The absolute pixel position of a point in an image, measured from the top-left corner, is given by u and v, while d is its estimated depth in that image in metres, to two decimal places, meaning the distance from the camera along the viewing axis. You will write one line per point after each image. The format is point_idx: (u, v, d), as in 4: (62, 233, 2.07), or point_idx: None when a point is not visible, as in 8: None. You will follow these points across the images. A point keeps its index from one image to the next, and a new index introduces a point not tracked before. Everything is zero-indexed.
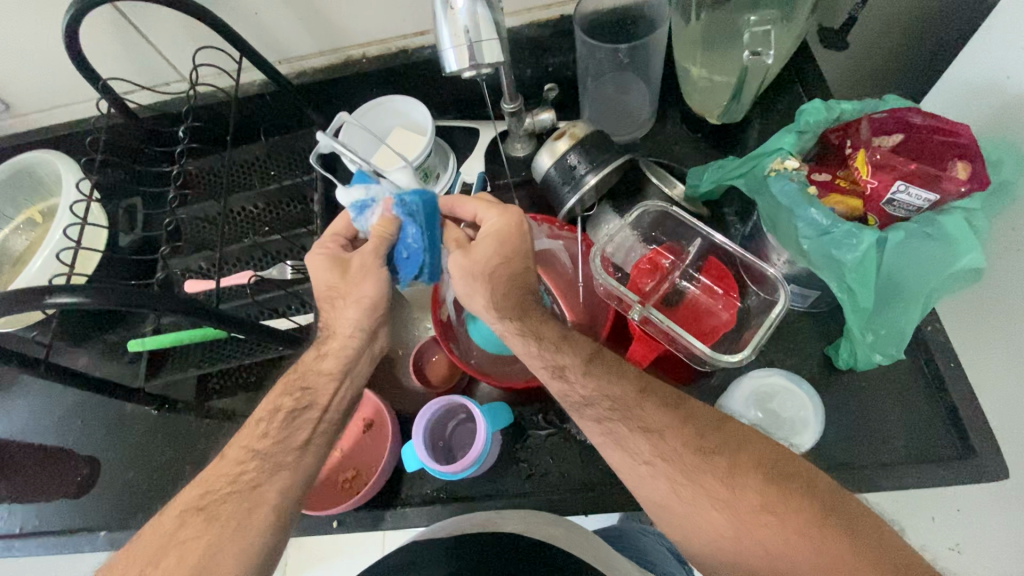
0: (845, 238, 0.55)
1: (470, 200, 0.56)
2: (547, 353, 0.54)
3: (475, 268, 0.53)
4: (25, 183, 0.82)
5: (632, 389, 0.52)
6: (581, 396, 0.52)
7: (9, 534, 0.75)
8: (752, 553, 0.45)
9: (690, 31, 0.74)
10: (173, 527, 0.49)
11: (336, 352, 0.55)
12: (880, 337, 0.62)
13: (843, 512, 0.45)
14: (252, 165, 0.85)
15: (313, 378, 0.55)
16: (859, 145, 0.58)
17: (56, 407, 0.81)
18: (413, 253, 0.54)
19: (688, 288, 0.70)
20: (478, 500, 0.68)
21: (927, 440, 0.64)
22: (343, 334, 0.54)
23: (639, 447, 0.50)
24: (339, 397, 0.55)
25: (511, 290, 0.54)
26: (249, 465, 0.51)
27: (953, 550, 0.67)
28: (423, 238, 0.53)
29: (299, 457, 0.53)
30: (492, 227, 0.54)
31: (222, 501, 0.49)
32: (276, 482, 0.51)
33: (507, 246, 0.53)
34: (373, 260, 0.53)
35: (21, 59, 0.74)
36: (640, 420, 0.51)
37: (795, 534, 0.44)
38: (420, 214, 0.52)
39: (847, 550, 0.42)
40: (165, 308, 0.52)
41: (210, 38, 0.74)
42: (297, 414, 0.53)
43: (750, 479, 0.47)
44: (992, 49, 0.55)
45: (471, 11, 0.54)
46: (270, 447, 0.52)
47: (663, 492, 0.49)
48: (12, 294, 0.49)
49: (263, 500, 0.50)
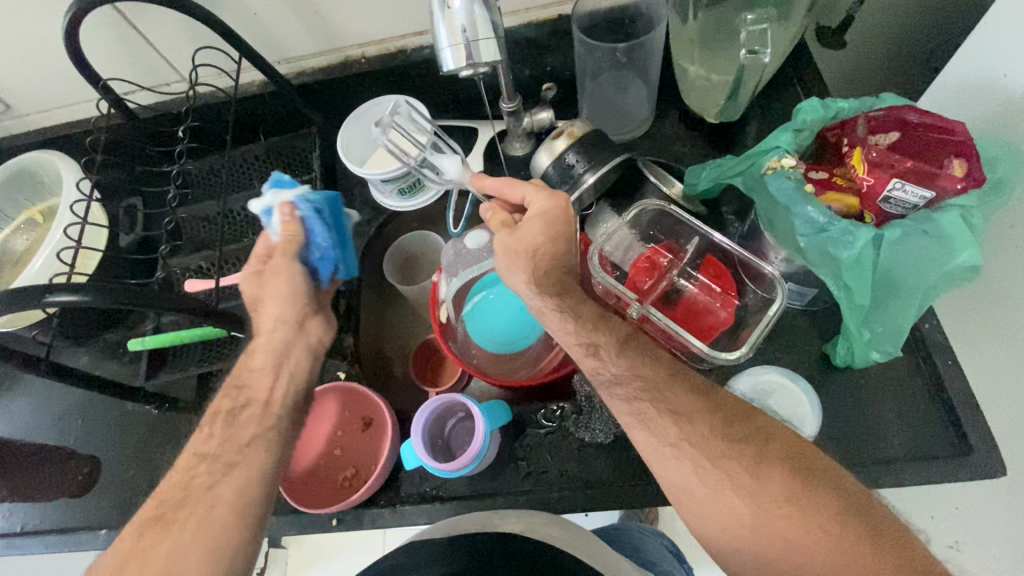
0: (841, 236, 0.56)
1: (522, 183, 0.55)
2: (583, 330, 0.54)
3: (519, 247, 0.54)
4: (26, 184, 0.82)
5: (664, 371, 0.53)
6: (614, 372, 0.53)
7: (9, 532, 0.75)
8: (770, 544, 0.45)
9: (688, 30, 0.74)
10: (131, 542, 0.48)
11: (263, 348, 0.53)
12: (877, 334, 0.62)
13: (868, 513, 0.45)
14: (251, 164, 0.84)
15: (247, 377, 0.54)
16: (856, 142, 0.59)
17: (57, 407, 0.82)
18: (325, 252, 0.53)
19: (686, 286, 0.70)
20: (476, 498, 0.68)
21: (920, 434, 0.64)
22: (267, 330, 0.53)
23: (665, 428, 0.50)
24: (279, 387, 0.53)
25: (553, 269, 0.56)
26: (199, 469, 0.50)
27: (952, 548, 0.67)
28: (331, 235, 0.53)
29: (249, 456, 0.51)
30: (539, 209, 0.54)
31: (178, 508, 0.48)
32: (230, 480, 0.49)
33: (554, 227, 0.54)
34: (282, 263, 0.51)
35: (22, 60, 0.75)
36: (669, 402, 0.51)
37: (818, 531, 0.44)
38: (327, 212, 0.52)
39: (866, 547, 0.43)
40: (165, 307, 0.53)
41: (209, 38, 0.75)
42: (236, 413, 0.52)
43: (775, 469, 0.47)
44: (990, 47, 0.55)
45: (468, 11, 0.55)
46: (217, 448, 0.51)
47: (684, 474, 0.49)
48: (12, 293, 0.49)
49: (219, 501, 0.49)
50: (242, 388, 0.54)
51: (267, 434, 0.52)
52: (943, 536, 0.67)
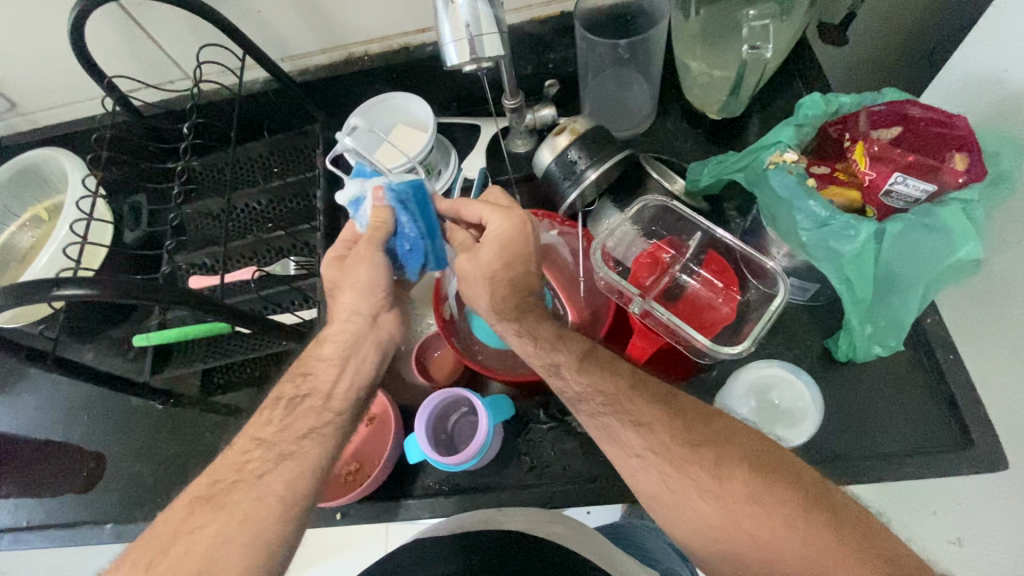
0: (843, 230, 0.56)
1: (478, 202, 0.53)
2: (543, 351, 0.55)
3: (476, 272, 0.53)
4: (32, 181, 0.83)
5: (625, 383, 0.53)
6: (576, 391, 0.53)
7: (15, 527, 0.76)
8: (739, 541, 0.46)
9: (690, 26, 0.75)
10: (181, 518, 0.48)
11: (334, 338, 0.54)
12: (878, 328, 0.63)
13: (831, 505, 0.45)
14: (256, 161, 0.85)
15: (314, 365, 0.55)
16: (858, 137, 0.59)
17: (62, 403, 0.82)
18: (413, 242, 0.53)
19: (688, 282, 0.70)
20: (479, 493, 0.69)
21: (926, 430, 0.64)
22: (340, 319, 0.55)
23: (631, 440, 0.50)
24: (343, 381, 0.54)
25: (513, 294, 0.54)
26: (254, 454, 0.51)
27: (953, 545, 0.66)
28: (418, 224, 0.52)
29: (303, 447, 0.51)
30: (496, 231, 0.52)
31: (230, 491, 0.49)
32: (281, 472, 0.49)
33: (511, 251, 0.52)
34: (367, 248, 0.52)
35: (28, 57, 0.75)
36: (631, 413, 0.51)
37: (783, 524, 0.44)
38: (414, 202, 0.52)
39: (832, 540, 0.43)
40: (171, 301, 0.53)
41: (214, 36, 0.75)
42: (297, 402, 0.53)
43: (737, 469, 0.47)
44: (991, 43, 0.55)
45: (473, 7, 0.55)
46: (276, 434, 0.51)
47: (651, 482, 0.49)
48: (20, 286, 0.50)
49: (270, 491, 0.49)
50: (307, 376, 0.54)
51: (325, 429, 0.52)
52: (944, 532, 0.67)
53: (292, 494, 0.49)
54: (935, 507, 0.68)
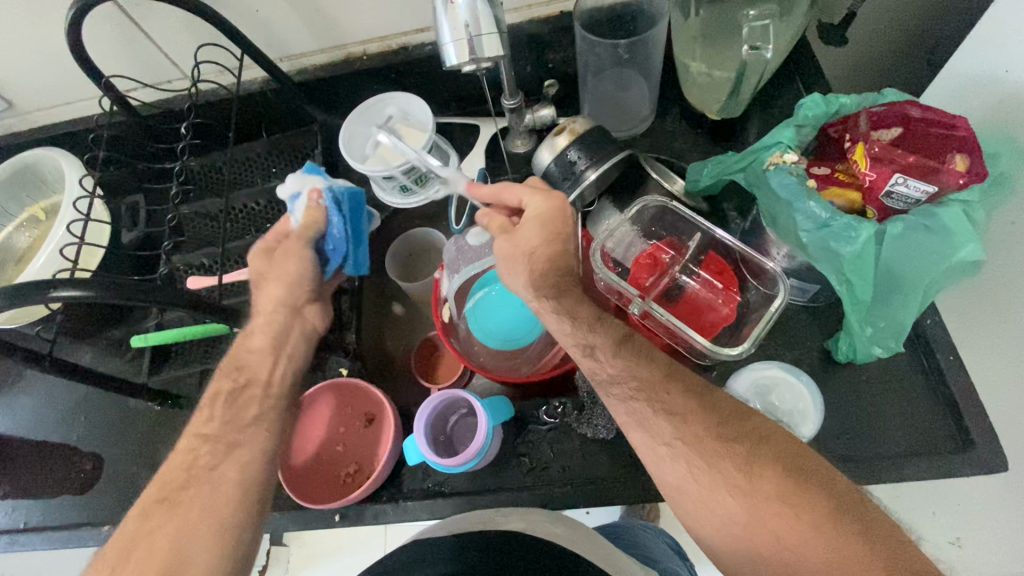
0: (844, 231, 0.56)
1: (517, 185, 0.55)
2: (580, 330, 0.54)
3: (517, 250, 0.54)
4: (29, 180, 0.82)
5: (660, 372, 0.52)
6: (609, 373, 0.53)
7: (12, 529, 0.75)
8: (764, 542, 0.45)
9: (690, 26, 0.75)
10: (138, 521, 0.48)
11: (262, 329, 0.56)
12: (879, 329, 0.62)
13: (862, 515, 0.44)
14: (253, 161, 0.84)
15: (245, 357, 0.55)
16: (858, 138, 0.58)
17: (59, 404, 0.82)
18: (337, 243, 0.55)
19: (688, 283, 0.70)
20: (479, 494, 0.68)
21: (928, 431, 0.64)
22: (266, 311, 0.55)
23: (662, 428, 0.50)
24: (277, 369, 0.55)
25: (551, 271, 0.54)
26: (201, 450, 0.51)
27: (953, 545, 0.67)
28: (347, 228, 0.55)
29: (251, 434, 0.52)
30: (537, 210, 0.53)
31: (184, 488, 0.49)
32: (232, 460, 0.50)
33: (551, 228, 0.53)
34: (296, 242, 0.54)
35: (24, 56, 0.74)
36: (664, 402, 0.51)
37: (811, 529, 0.43)
38: (344, 206, 0.55)
39: (856, 541, 0.42)
40: (168, 302, 0.53)
41: (212, 35, 0.75)
42: (238, 393, 0.53)
43: (768, 468, 0.47)
44: (989, 43, 0.55)
45: (471, 6, 0.55)
46: (220, 429, 0.52)
47: (680, 473, 0.49)
48: (15, 287, 0.50)
49: (224, 480, 0.49)
50: (241, 369, 0.55)
51: (267, 416, 0.54)
52: (944, 532, 0.68)
53: (250, 485, 0.50)
54: (935, 508, 0.68)
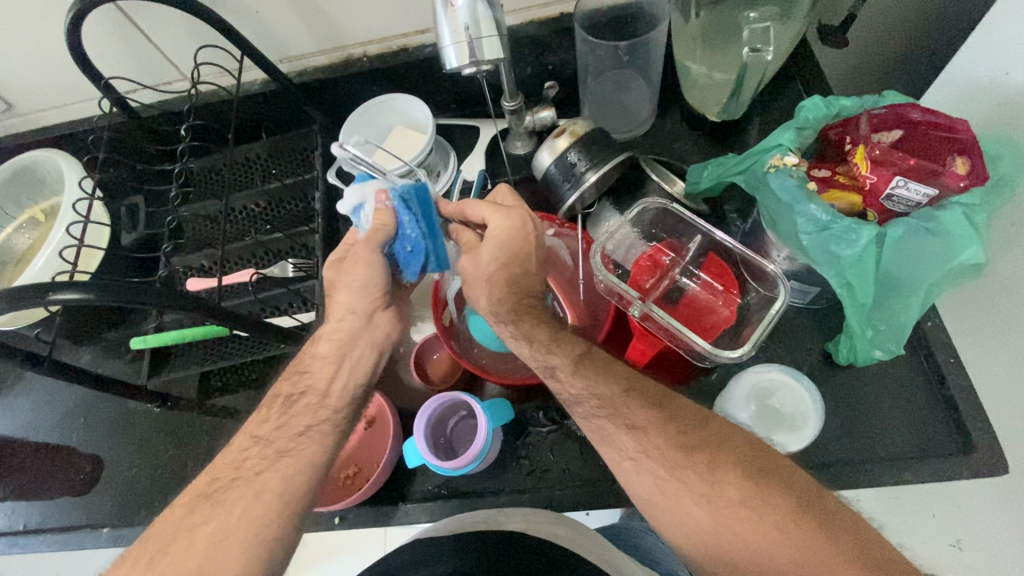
0: (844, 233, 0.56)
1: (480, 203, 0.55)
2: (539, 353, 0.55)
3: (476, 272, 0.55)
4: (29, 182, 0.82)
5: (619, 389, 0.52)
6: (572, 394, 0.53)
7: (12, 531, 0.75)
8: (732, 546, 0.45)
9: (690, 28, 0.74)
10: (183, 514, 0.48)
11: (330, 337, 0.55)
12: (879, 332, 0.62)
13: (820, 508, 0.45)
14: (253, 163, 0.84)
15: (309, 363, 0.55)
16: (858, 141, 0.59)
17: (59, 405, 0.82)
18: (414, 243, 0.52)
19: (689, 285, 0.70)
20: (479, 496, 0.68)
21: (927, 433, 0.64)
22: (335, 318, 0.56)
23: (623, 444, 0.50)
24: (338, 379, 0.54)
25: (510, 297, 0.55)
26: (252, 451, 0.51)
27: (953, 547, 0.67)
28: (420, 225, 0.52)
29: (303, 443, 0.51)
30: (495, 230, 0.53)
31: (228, 488, 0.49)
32: (279, 468, 0.49)
33: (508, 251, 0.53)
34: (366, 248, 0.53)
35: (24, 58, 0.74)
36: (623, 417, 0.51)
37: (774, 529, 0.44)
38: (412, 202, 0.51)
39: (821, 538, 0.43)
40: (169, 305, 0.52)
41: (212, 37, 0.75)
42: (294, 400, 0.53)
43: (730, 474, 0.47)
44: (990, 44, 0.55)
45: (471, 9, 0.55)
46: (271, 433, 0.52)
47: (645, 487, 0.49)
48: (16, 290, 0.49)
49: (268, 487, 0.48)
50: (302, 374, 0.55)
51: (321, 427, 0.53)
52: (944, 535, 0.68)
53: (292, 489, 0.49)
54: (935, 510, 0.68)
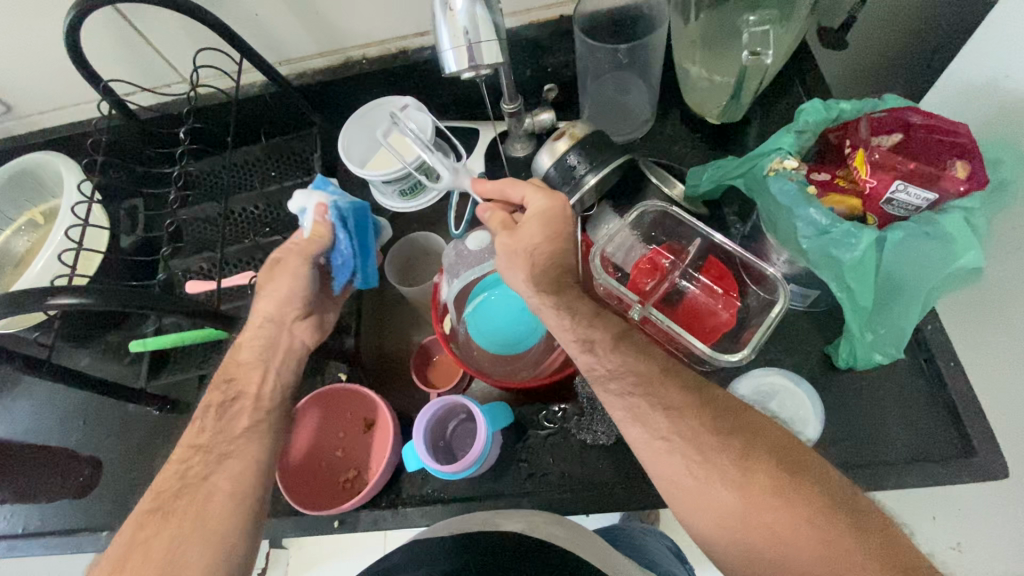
0: (844, 238, 0.56)
1: (522, 182, 0.55)
2: (581, 325, 0.53)
3: (517, 247, 0.53)
4: (28, 184, 0.82)
5: (657, 367, 0.52)
6: (608, 368, 0.52)
7: (10, 534, 0.75)
8: (757, 535, 0.45)
9: (690, 31, 0.74)
10: (132, 531, 0.48)
11: (249, 344, 0.56)
12: (879, 336, 0.62)
13: (855, 509, 0.45)
14: (252, 165, 0.85)
15: (235, 370, 0.56)
16: (858, 144, 0.58)
17: (58, 409, 0.82)
18: (344, 259, 0.57)
19: (688, 288, 0.70)
20: (477, 500, 0.68)
21: (929, 438, 0.63)
22: (253, 326, 0.56)
23: (658, 422, 0.50)
24: (268, 383, 0.56)
25: (551, 267, 0.54)
26: (194, 460, 0.51)
27: (953, 549, 0.66)
28: (353, 244, 0.57)
29: (244, 445, 0.52)
30: (538, 208, 0.53)
31: (178, 497, 0.49)
32: (225, 469, 0.51)
33: (553, 227, 0.53)
34: (296, 259, 0.55)
35: (22, 59, 0.74)
36: (661, 397, 0.51)
37: (805, 522, 0.44)
38: (350, 221, 0.56)
39: (853, 540, 0.43)
40: (166, 309, 0.52)
41: (210, 39, 0.75)
42: (228, 405, 0.54)
43: (764, 462, 0.47)
44: (990, 48, 0.55)
45: (470, 12, 0.54)
46: (213, 439, 0.53)
47: (674, 468, 0.48)
48: (13, 295, 0.49)
49: (217, 490, 0.50)
50: (232, 382, 0.56)
51: (259, 426, 0.54)
52: (944, 538, 0.67)
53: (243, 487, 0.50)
54: (934, 513, 0.68)
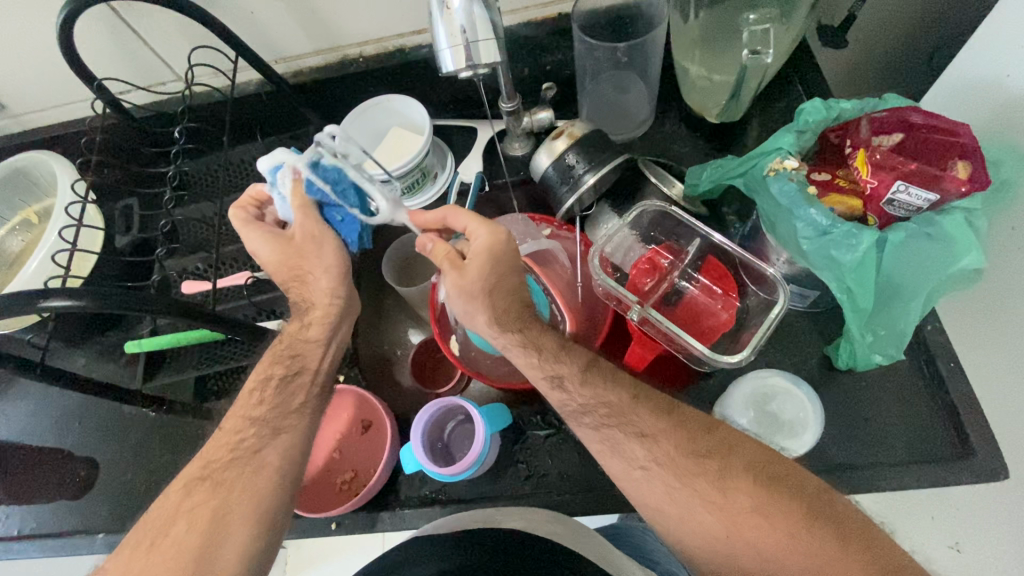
0: (844, 238, 0.55)
1: (462, 213, 0.53)
2: (547, 363, 0.53)
3: (472, 288, 0.52)
4: (22, 184, 0.81)
5: (627, 396, 0.52)
6: (579, 403, 0.52)
7: (7, 536, 0.74)
8: (742, 553, 0.45)
9: (689, 29, 0.74)
10: (179, 498, 0.49)
11: (320, 322, 0.56)
12: (879, 337, 0.62)
13: (832, 513, 0.44)
14: (250, 165, 0.88)
15: (302, 346, 0.56)
16: (860, 144, 0.58)
17: (55, 408, 0.81)
18: (347, 215, 0.53)
19: (687, 288, 0.69)
20: (474, 502, 0.68)
21: (927, 437, 0.64)
22: (322, 304, 0.55)
23: (635, 452, 0.50)
24: (289, 373, 0.55)
25: (512, 304, 0.54)
26: (247, 432, 0.52)
27: (953, 550, 0.64)
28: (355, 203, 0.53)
29: (297, 420, 0.54)
30: (483, 244, 0.51)
31: (225, 469, 0.50)
32: (277, 444, 0.52)
33: (500, 263, 0.52)
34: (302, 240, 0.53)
35: (16, 57, 0.73)
36: (632, 425, 0.51)
37: (786, 536, 0.44)
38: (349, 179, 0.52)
39: (834, 547, 0.42)
40: (160, 311, 0.51)
41: (206, 37, 0.74)
42: (290, 379, 0.55)
43: (742, 480, 0.47)
44: (990, 47, 0.54)
45: (468, 11, 0.54)
46: (269, 412, 0.53)
47: (657, 495, 0.48)
48: (6, 298, 0.49)
49: (266, 464, 0.51)
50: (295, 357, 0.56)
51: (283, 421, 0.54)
52: (945, 536, 0.65)
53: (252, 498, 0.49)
54: (934, 512, 0.66)
